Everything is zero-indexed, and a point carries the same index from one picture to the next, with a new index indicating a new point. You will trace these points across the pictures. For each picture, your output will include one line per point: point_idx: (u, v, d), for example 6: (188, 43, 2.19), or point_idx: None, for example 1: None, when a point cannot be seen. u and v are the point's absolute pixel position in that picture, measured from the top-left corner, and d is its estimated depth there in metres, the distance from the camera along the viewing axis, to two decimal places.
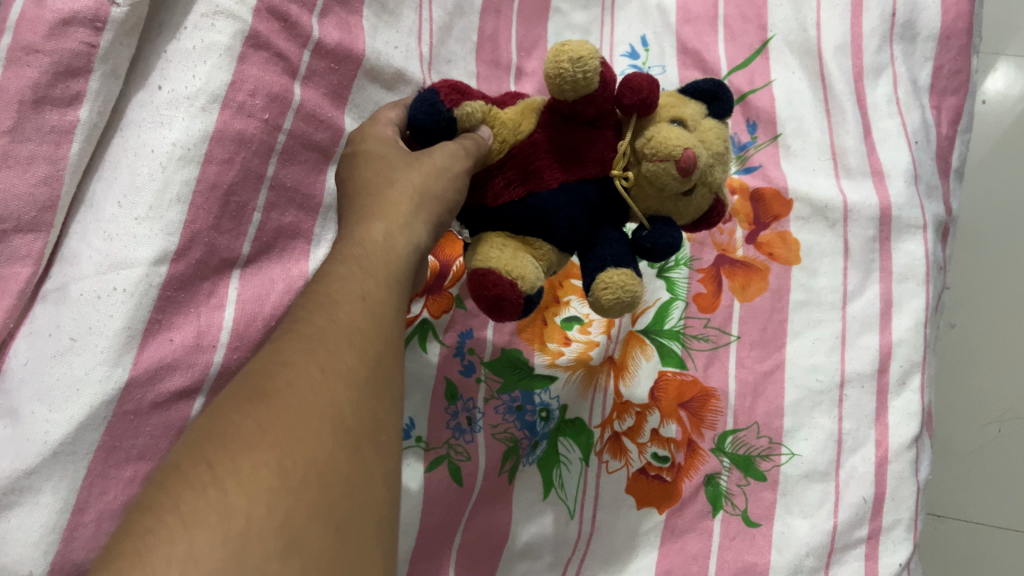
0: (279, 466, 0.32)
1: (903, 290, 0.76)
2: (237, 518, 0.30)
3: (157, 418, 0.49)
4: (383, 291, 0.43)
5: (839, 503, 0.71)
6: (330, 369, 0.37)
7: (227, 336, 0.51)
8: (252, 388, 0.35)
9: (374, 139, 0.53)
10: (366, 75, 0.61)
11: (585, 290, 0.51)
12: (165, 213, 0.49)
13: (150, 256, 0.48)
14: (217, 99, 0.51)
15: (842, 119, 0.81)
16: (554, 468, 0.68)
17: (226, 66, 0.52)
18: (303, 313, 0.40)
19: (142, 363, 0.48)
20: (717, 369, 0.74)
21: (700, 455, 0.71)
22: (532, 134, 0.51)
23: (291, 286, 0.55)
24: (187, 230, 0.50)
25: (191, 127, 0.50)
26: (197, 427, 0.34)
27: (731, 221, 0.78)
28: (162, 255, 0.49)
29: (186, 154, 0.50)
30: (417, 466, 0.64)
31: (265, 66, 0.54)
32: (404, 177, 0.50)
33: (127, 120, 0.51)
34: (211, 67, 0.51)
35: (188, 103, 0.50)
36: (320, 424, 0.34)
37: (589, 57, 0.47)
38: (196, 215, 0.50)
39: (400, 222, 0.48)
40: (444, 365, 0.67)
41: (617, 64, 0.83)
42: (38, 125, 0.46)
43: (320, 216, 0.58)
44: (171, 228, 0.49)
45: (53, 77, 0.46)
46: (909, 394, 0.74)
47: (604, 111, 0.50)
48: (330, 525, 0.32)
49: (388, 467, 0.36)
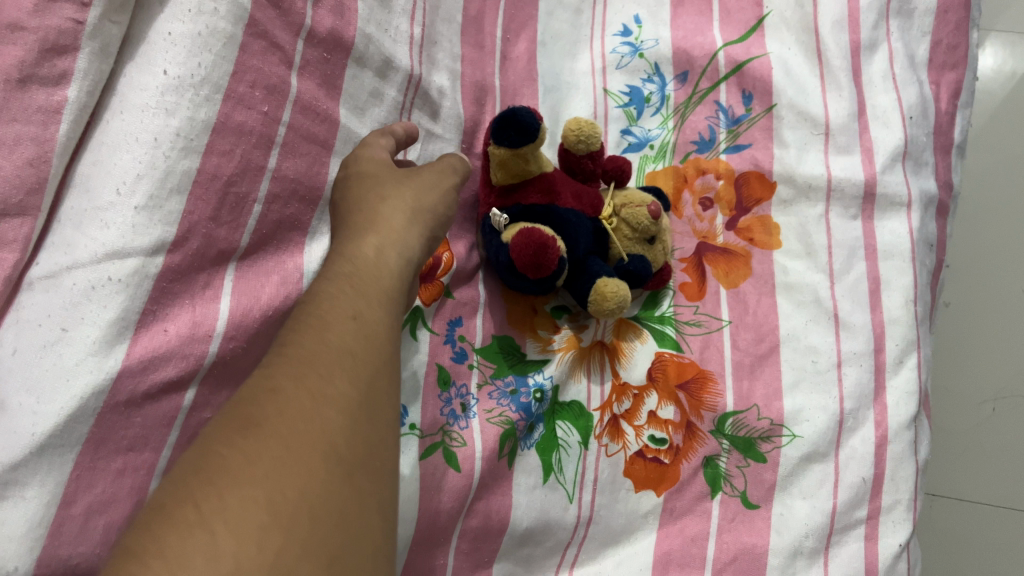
0: (268, 502, 0.33)
1: (890, 268, 0.75)
2: (226, 560, 0.31)
3: (147, 409, 0.47)
4: (374, 312, 0.45)
5: (839, 484, 0.70)
6: (321, 396, 0.38)
7: (224, 326, 0.50)
8: (243, 417, 0.37)
9: (367, 159, 0.57)
10: (356, 63, 0.61)
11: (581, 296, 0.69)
12: (165, 203, 0.48)
13: (147, 246, 0.47)
14: (220, 90, 0.51)
15: (838, 94, 0.80)
16: (552, 452, 0.68)
17: (229, 56, 0.51)
18: (295, 336, 0.42)
19: (135, 353, 0.46)
20: (713, 352, 0.73)
21: (699, 437, 0.71)
22: (547, 171, 0.70)
23: (285, 280, 0.54)
24: (185, 221, 0.49)
25: (195, 118, 0.49)
26: (187, 461, 0.35)
27: (712, 208, 0.78)
28: (159, 244, 0.47)
29: (188, 144, 0.49)
30: (412, 454, 0.61)
31: (264, 57, 0.53)
32: (394, 196, 0.56)
33: (124, 101, 0.48)
34: (215, 56, 0.51)
35: (192, 92, 0.49)
36: (311, 453, 0.35)
37: (592, 138, 0.71)
38: (195, 206, 0.49)
39: (391, 238, 0.53)
40: (435, 352, 0.65)
41: (609, 42, 0.83)
42: (25, 105, 0.45)
43: (319, 210, 0.58)
44: (171, 219, 0.48)
45: (39, 55, 0.45)
46: (907, 372, 0.73)
47: (588, 170, 0.72)
48: (320, 558, 0.33)
49: (381, 493, 0.38)
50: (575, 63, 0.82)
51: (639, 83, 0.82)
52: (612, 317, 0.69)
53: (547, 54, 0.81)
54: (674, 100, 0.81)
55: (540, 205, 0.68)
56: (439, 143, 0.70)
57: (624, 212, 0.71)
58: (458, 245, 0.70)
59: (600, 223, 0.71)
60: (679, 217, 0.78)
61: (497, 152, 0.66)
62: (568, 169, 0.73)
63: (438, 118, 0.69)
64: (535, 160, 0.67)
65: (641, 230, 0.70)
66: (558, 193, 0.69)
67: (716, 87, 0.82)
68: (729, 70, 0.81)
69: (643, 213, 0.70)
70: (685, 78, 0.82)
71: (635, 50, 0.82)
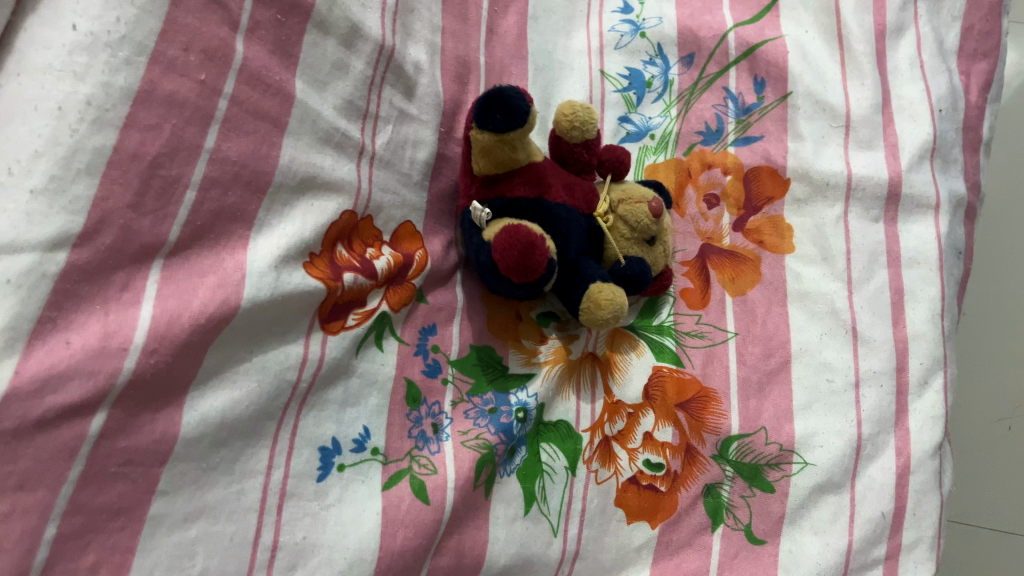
0: None
1: (915, 277, 0.68)
2: None
3: (41, 439, 0.38)
4: None
5: (855, 519, 0.63)
6: None
7: (143, 338, 0.41)
8: None
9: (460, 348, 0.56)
10: (317, 28, 0.52)
11: (575, 303, 0.61)
12: (70, 186, 0.39)
13: (45, 238, 0.38)
14: (145, 52, 0.42)
15: (860, 82, 0.73)
16: (535, 478, 0.60)
17: (157, 12, 0.43)
18: None
19: (26, 371, 0.37)
20: (717, 368, 0.66)
21: (700, 463, 0.63)
22: (540, 161, 0.62)
23: (223, 281, 0.45)
24: (97, 209, 0.40)
25: (111, 84, 0.41)
26: None
27: (718, 206, 0.70)
28: (61, 237, 0.39)
29: (102, 115, 0.40)
30: (375, 482, 0.53)
31: (202, 15, 0.45)
32: None
33: (22, 61, 0.40)
34: (140, 11, 0.42)
35: (108, 52, 0.41)
36: None
37: (591, 121, 0.63)
38: (110, 191, 0.40)
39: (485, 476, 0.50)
40: (405, 365, 0.57)
41: (608, 19, 0.75)
42: None
43: (267, 199, 0.48)
44: (77, 206, 0.39)
45: None
46: (932, 394, 0.66)
47: (586, 162, 0.65)
48: None
49: None
50: (569, 40, 0.74)
51: (639, 66, 0.74)
52: (610, 327, 0.61)
53: (538, 30, 0.73)
54: (679, 85, 0.73)
55: (528, 199, 0.60)
56: (415, 126, 0.61)
57: (622, 208, 0.63)
58: (433, 243, 0.62)
59: (595, 221, 0.63)
60: (681, 215, 0.70)
61: (479, 138, 0.58)
62: (560, 157, 0.65)
63: (414, 97, 0.61)
64: (522, 147, 0.59)
65: (640, 229, 0.63)
66: (548, 184, 0.61)
67: (724, 72, 0.74)
68: (740, 53, 0.74)
69: (643, 210, 0.62)
70: (690, 61, 0.74)
71: (636, 28, 0.74)
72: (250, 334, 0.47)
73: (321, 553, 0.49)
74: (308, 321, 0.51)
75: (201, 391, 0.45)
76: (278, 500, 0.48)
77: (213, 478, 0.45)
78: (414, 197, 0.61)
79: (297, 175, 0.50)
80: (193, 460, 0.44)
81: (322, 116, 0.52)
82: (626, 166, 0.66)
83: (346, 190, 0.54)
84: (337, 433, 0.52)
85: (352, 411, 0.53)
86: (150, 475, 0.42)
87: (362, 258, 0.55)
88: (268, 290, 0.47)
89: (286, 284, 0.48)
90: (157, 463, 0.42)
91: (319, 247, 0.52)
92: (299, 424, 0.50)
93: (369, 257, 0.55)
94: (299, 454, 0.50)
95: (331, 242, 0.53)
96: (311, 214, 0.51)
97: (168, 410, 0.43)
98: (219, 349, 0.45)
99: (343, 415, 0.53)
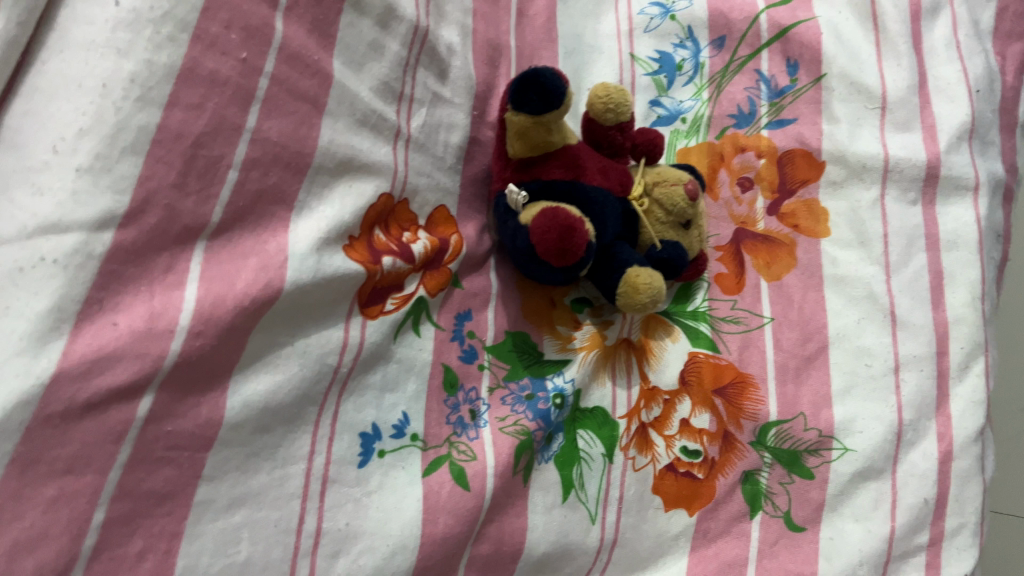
0: None
1: (955, 261, 0.67)
2: None
3: (90, 422, 0.37)
4: None
5: (897, 505, 0.62)
6: None
7: (189, 319, 0.40)
8: None
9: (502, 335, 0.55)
10: (353, 8, 0.51)
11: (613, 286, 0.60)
12: (115, 165, 0.39)
13: (91, 218, 0.38)
14: (187, 29, 0.41)
15: (896, 64, 0.72)
16: (573, 465, 0.59)
17: None
18: None
19: (74, 353, 0.37)
20: (754, 353, 0.65)
21: (737, 450, 0.62)
22: (574, 144, 0.61)
23: (265, 263, 0.44)
24: (141, 188, 0.39)
25: (154, 61, 0.40)
26: None
27: (752, 190, 0.70)
28: (106, 217, 0.38)
29: (146, 93, 0.40)
30: (415, 469, 0.52)
31: None
32: None
33: (64, 38, 0.40)
34: None
35: (151, 29, 0.40)
36: None
37: (624, 103, 0.62)
38: (154, 170, 0.40)
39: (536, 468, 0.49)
40: (441, 350, 0.56)
41: (637, 2, 0.74)
42: None
43: (307, 180, 0.48)
44: (122, 185, 0.39)
45: None
46: (973, 379, 0.65)
47: (619, 146, 0.64)
48: None
49: None
50: (598, 24, 0.73)
51: (670, 49, 0.73)
52: (647, 311, 0.60)
53: (567, 13, 0.73)
54: (710, 68, 0.72)
55: (564, 181, 0.59)
56: (448, 109, 0.60)
57: (657, 191, 0.62)
58: (467, 228, 0.61)
59: (630, 204, 0.62)
60: (714, 200, 0.69)
61: (515, 120, 0.57)
62: (593, 140, 0.64)
63: (447, 79, 0.60)
64: (558, 130, 0.58)
65: (676, 212, 0.62)
66: (583, 167, 0.60)
67: (757, 54, 0.73)
68: (772, 35, 0.73)
69: (679, 193, 0.61)
70: (721, 43, 0.73)
71: (665, 11, 0.73)
72: (292, 318, 0.46)
73: (363, 540, 0.48)
74: (347, 305, 0.50)
75: (244, 375, 0.44)
76: (321, 486, 0.47)
77: (257, 463, 0.45)
78: (448, 181, 0.60)
79: (336, 157, 0.49)
80: (237, 445, 0.43)
81: (359, 97, 0.51)
82: (660, 149, 0.65)
83: (382, 173, 0.53)
84: (376, 419, 0.51)
85: (391, 397, 0.52)
86: (196, 460, 0.41)
87: (400, 242, 0.54)
88: (310, 272, 0.46)
89: (327, 267, 0.47)
90: (203, 449, 0.42)
91: (358, 231, 0.51)
92: (340, 409, 0.49)
93: (406, 241, 0.54)
94: (340, 439, 0.49)
95: (369, 225, 0.52)
96: (349, 197, 0.50)
97: (213, 395, 0.42)
98: (261, 333, 0.44)
99: (382, 401, 0.52)
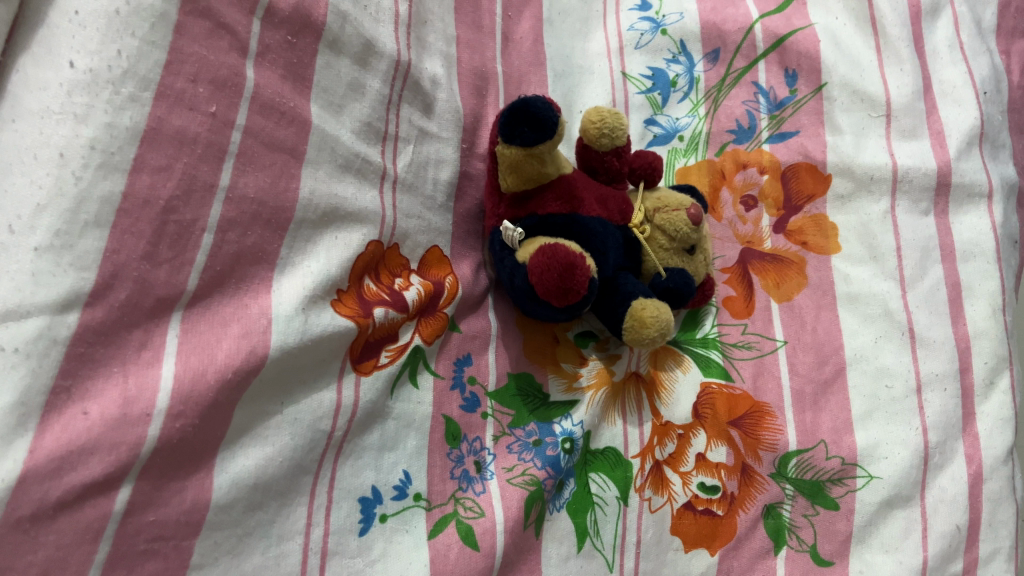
0: None
1: (971, 271, 0.65)
2: None
3: (63, 522, 0.34)
4: None
5: (928, 534, 0.59)
6: None
7: (167, 400, 0.37)
8: None
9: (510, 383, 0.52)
10: (330, 48, 0.48)
11: (619, 321, 0.57)
12: (78, 240, 0.36)
13: (54, 300, 0.35)
14: (150, 86, 0.38)
15: (899, 69, 0.70)
16: (587, 512, 0.55)
17: (160, 41, 0.39)
18: None
19: (42, 449, 0.34)
20: (769, 380, 0.62)
21: (757, 483, 0.59)
22: (569, 173, 0.58)
23: (249, 329, 0.41)
24: (108, 263, 0.36)
25: (116, 124, 0.37)
26: None
27: (756, 208, 0.67)
28: (72, 297, 0.35)
29: (108, 159, 0.37)
30: (420, 531, 0.49)
31: (208, 42, 0.41)
32: None
33: (17, 105, 0.37)
34: (142, 42, 0.38)
35: (110, 90, 0.37)
36: None
37: (619, 126, 0.59)
38: (121, 242, 0.37)
39: None
40: (442, 401, 0.53)
41: (626, 17, 0.71)
42: None
43: (289, 235, 0.45)
44: (87, 262, 0.36)
45: None
46: (999, 395, 0.62)
47: (617, 172, 0.61)
48: None
49: None
50: (587, 43, 0.71)
51: (663, 65, 0.70)
52: (657, 345, 0.57)
53: (554, 33, 0.70)
54: (705, 83, 0.70)
55: (561, 215, 0.56)
56: (436, 144, 0.57)
57: (658, 217, 0.59)
58: (462, 266, 0.58)
59: (631, 232, 0.59)
60: (718, 220, 0.67)
61: (506, 153, 0.54)
62: (589, 168, 0.61)
63: (433, 113, 0.57)
64: (551, 159, 0.55)
65: (680, 238, 0.59)
66: (580, 198, 0.57)
67: (753, 66, 0.70)
68: (769, 45, 0.70)
69: (682, 218, 0.58)
70: (716, 56, 0.70)
71: (656, 25, 0.71)
72: (279, 384, 0.43)
73: None
74: (339, 363, 0.47)
75: (230, 451, 0.41)
76: (320, 560, 0.44)
77: (249, 542, 0.42)
78: (439, 220, 0.57)
79: (319, 208, 0.46)
80: (227, 526, 0.40)
81: (341, 142, 0.48)
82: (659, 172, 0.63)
83: (370, 220, 0.50)
84: (376, 481, 0.48)
85: (390, 456, 0.49)
86: (182, 548, 0.38)
87: (391, 290, 0.51)
88: (297, 335, 0.43)
89: (315, 326, 0.44)
90: (189, 536, 0.39)
91: (346, 283, 0.48)
92: (336, 474, 0.46)
93: (398, 288, 0.52)
94: (338, 507, 0.46)
95: (358, 276, 0.49)
96: (335, 248, 0.47)
97: (199, 475, 0.39)
98: (248, 404, 0.42)
99: (381, 462, 0.49)
